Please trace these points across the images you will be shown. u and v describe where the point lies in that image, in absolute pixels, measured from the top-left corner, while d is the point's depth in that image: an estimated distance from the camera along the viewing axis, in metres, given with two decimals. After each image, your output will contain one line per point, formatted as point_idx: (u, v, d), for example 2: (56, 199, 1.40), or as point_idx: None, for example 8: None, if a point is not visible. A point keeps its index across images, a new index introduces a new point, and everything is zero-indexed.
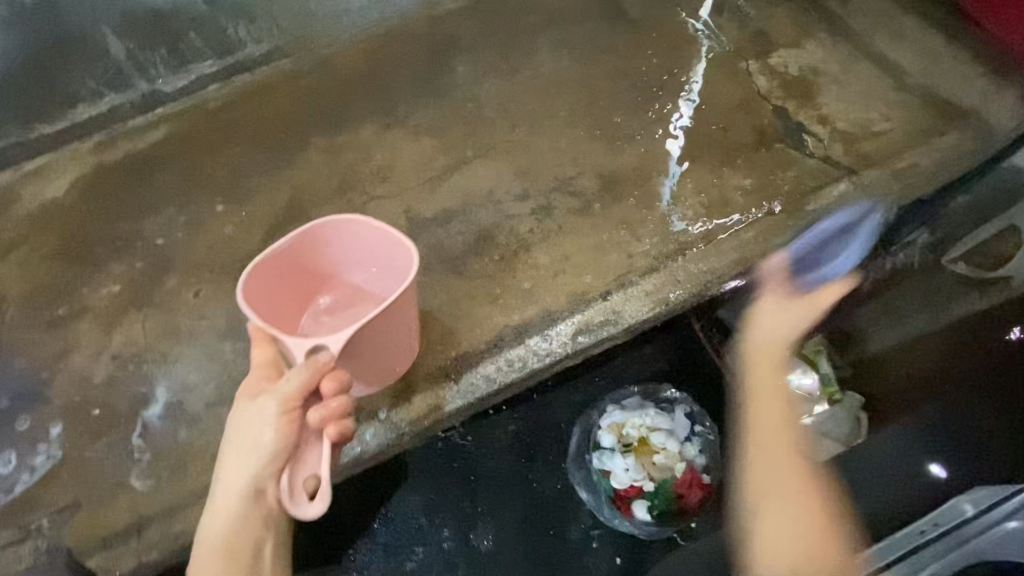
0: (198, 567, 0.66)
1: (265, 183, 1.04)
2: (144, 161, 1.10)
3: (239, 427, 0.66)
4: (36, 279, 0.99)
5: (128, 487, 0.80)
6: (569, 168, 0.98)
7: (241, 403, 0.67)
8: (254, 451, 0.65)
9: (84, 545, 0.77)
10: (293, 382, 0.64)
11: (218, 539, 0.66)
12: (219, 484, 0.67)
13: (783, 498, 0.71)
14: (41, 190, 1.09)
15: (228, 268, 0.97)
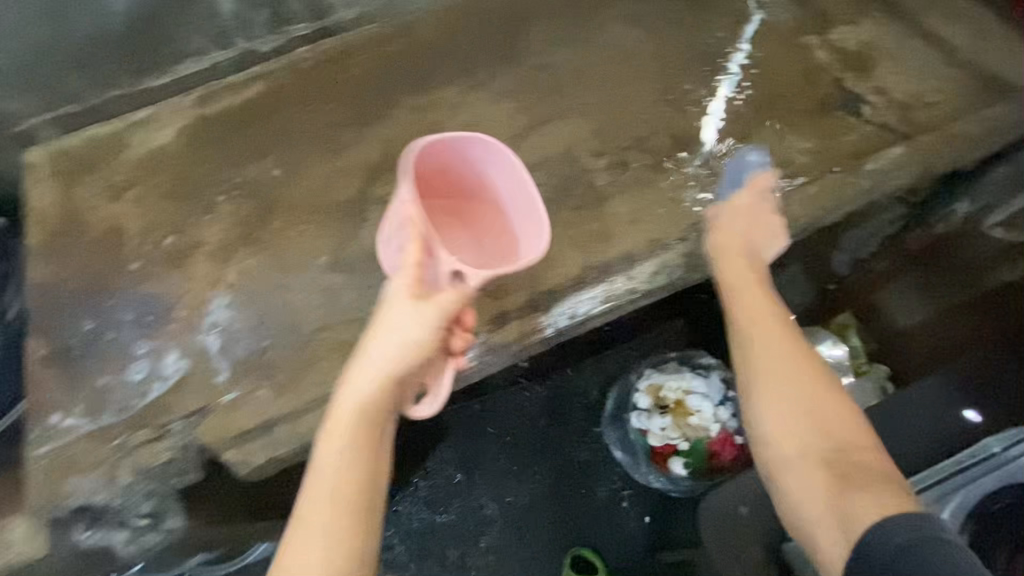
0: (333, 434, 0.79)
1: (358, 137, 1.13)
2: (243, 114, 1.19)
3: (393, 322, 0.81)
4: (152, 217, 1.09)
5: (253, 394, 0.91)
6: (642, 130, 1.07)
7: (398, 303, 0.81)
8: (407, 349, 0.80)
9: (220, 441, 0.89)
10: (451, 299, 0.80)
11: (355, 416, 0.80)
12: (364, 367, 0.81)
13: (819, 406, 0.84)
14: (148, 138, 1.19)
15: (329, 211, 1.06)
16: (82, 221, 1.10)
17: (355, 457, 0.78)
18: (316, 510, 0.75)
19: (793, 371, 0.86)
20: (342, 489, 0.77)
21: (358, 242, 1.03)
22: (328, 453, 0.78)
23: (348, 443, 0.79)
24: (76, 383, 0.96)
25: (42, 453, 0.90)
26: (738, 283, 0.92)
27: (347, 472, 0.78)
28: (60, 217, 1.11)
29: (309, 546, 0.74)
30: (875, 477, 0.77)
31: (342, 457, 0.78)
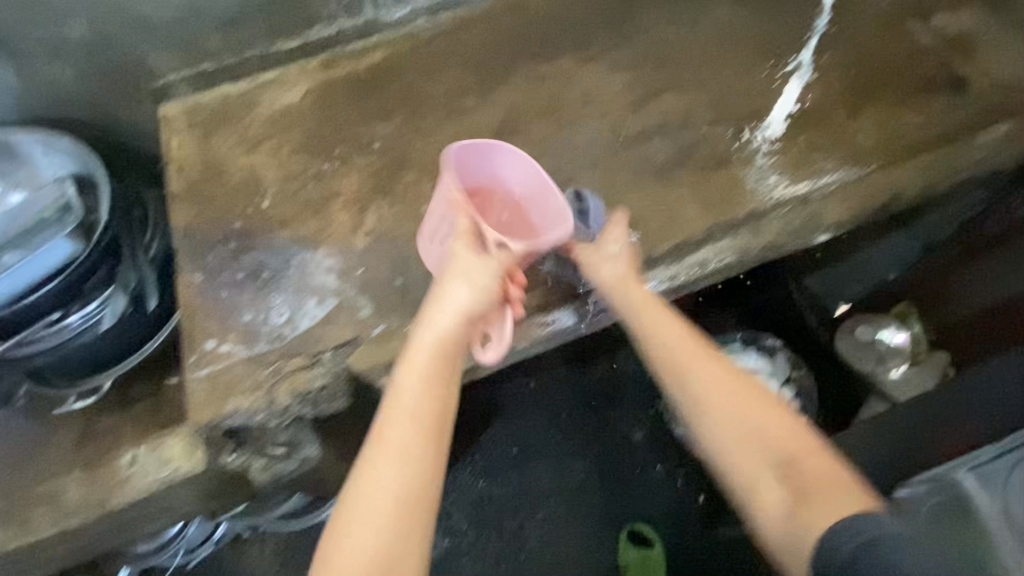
0: (409, 370, 0.81)
1: (480, 102, 1.20)
2: (367, 77, 1.26)
3: (465, 272, 0.87)
4: (288, 168, 1.16)
5: (400, 329, 1.00)
6: (756, 101, 1.12)
7: (471, 259, 0.88)
8: (479, 290, 0.86)
9: (374, 369, 0.97)
10: (504, 257, 0.89)
11: (433, 356, 0.82)
12: (440, 312, 0.85)
13: (761, 435, 0.82)
14: (278, 97, 1.25)
15: None
16: (221, 171, 1.17)
17: (429, 395, 0.79)
18: (394, 442, 0.75)
19: (718, 396, 0.85)
20: (416, 424, 0.76)
21: None
22: (401, 390, 0.79)
23: (424, 383, 0.80)
24: (227, 316, 1.02)
25: (201, 375, 0.96)
26: (661, 328, 0.90)
27: (425, 409, 0.78)
28: (200, 167, 1.18)
29: (390, 472, 0.73)
30: (829, 484, 0.78)
31: (416, 395, 0.79)
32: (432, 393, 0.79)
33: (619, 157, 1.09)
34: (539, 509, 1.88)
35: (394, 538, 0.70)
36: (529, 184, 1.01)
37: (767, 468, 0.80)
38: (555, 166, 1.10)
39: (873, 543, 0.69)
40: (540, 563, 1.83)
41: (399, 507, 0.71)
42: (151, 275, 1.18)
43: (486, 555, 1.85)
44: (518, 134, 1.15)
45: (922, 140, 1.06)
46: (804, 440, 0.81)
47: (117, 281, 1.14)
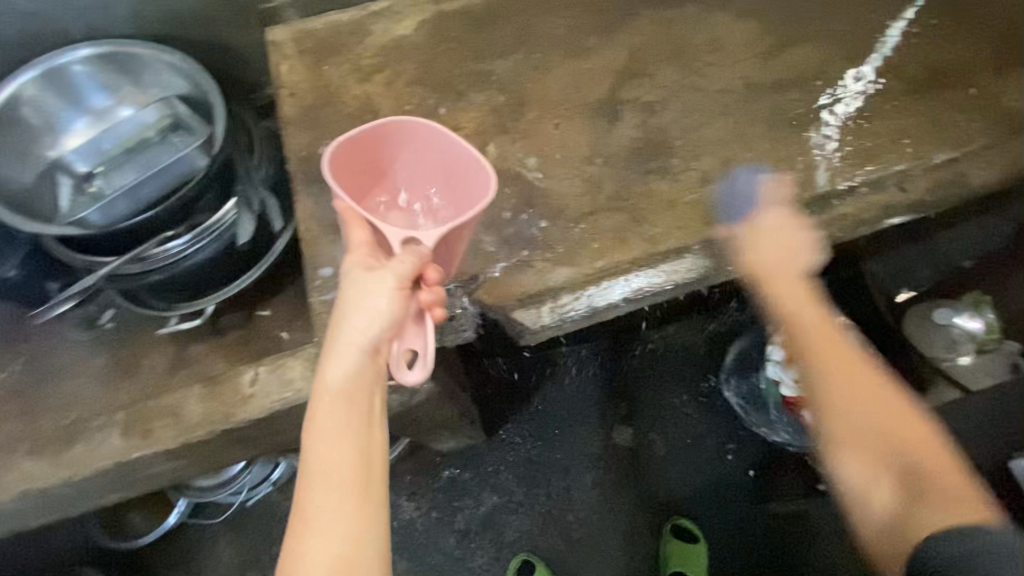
0: (322, 423, 0.77)
1: (602, 44, 1.17)
2: (482, 13, 1.22)
3: (368, 295, 0.80)
4: (404, 99, 1.13)
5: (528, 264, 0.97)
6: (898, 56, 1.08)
7: (363, 278, 0.81)
8: (378, 315, 0.79)
9: (502, 304, 0.95)
10: (408, 261, 0.81)
11: (340, 395, 0.77)
12: (340, 347, 0.79)
13: (896, 445, 0.79)
14: (390, 28, 1.22)
15: (580, 107, 1.10)
16: (336, 98, 1.15)
17: (348, 443, 0.76)
18: (324, 501, 0.72)
19: (851, 386, 0.83)
20: (343, 476, 0.74)
21: (615, 137, 1.06)
22: (321, 440, 0.76)
23: (340, 429, 0.76)
24: (349, 241, 1.00)
25: (327, 299, 0.95)
26: (789, 294, 0.87)
27: (346, 462, 0.75)
28: (314, 93, 1.15)
29: (329, 525, 0.72)
30: (954, 493, 0.74)
31: (334, 446, 0.75)
32: (347, 437, 0.76)
33: (751, 107, 1.06)
34: (588, 474, 1.88)
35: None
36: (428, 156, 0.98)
37: (885, 467, 0.79)
38: (686, 111, 1.07)
39: (984, 550, 0.66)
40: (588, 524, 1.84)
41: (343, 566, 0.70)
42: (273, 200, 1.16)
43: (540, 513, 1.86)
44: (643, 77, 1.12)
45: None
46: (938, 447, 0.79)
47: (239, 202, 1.11)
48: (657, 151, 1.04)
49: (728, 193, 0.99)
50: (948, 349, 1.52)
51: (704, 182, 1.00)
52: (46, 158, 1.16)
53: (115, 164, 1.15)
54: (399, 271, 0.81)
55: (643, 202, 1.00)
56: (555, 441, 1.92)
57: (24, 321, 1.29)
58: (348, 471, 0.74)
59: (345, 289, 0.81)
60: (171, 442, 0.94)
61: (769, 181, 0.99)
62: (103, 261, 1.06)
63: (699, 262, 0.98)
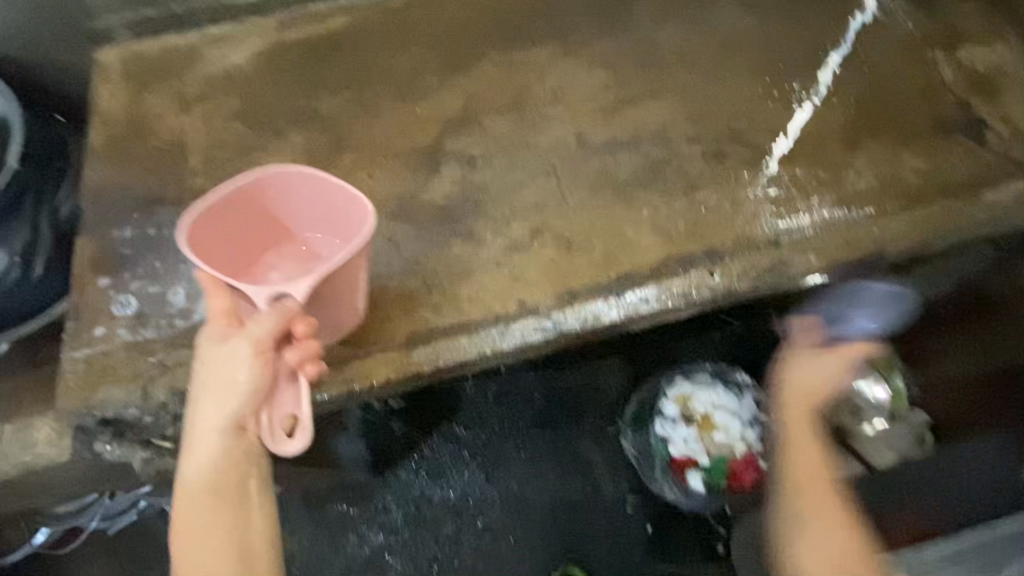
0: (189, 520, 0.80)
1: (442, 86, 1.08)
2: (323, 45, 1.15)
3: (224, 370, 0.76)
4: (218, 134, 1.06)
5: None
6: (787, 125, 0.99)
7: (218, 350, 0.76)
8: (235, 389, 0.76)
9: None
10: (267, 325, 0.75)
11: (201, 489, 0.79)
12: (197, 438, 0.78)
13: None
14: (225, 56, 1.15)
15: (400, 155, 1.02)
16: (148, 129, 1.07)
17: (221, 528, 0.80)
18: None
19: None
20: (219, 559, 0.79)
21: (430, 192, 0.98)
22: (190, 535, 0.80)
23: (209, 517, 0.80)
24: (117, 292, 0.92)
25: (77, 356, 0.87)
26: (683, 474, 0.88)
27: (214, 554, 0.79)
28: (125, 122, 1.08)
29: None
30: None
31: (204, 536, 0.80)
32: (217, 527, 0.80)
33: (577, 167, 0.97)
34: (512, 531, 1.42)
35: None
36: (320, 202, 0.89)
37: None
38: (509, 168, 0.99)
39: None
40: None
41: None
42: (47, 238, 1.06)
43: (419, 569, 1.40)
44: (473, 126, 1.04)
45: (919, 193, 0.94)
46: None
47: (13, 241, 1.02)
48: (469, 211, 0.95)
49: (531, 265, 0.90)
50: (855, 417, 1.25)
51: (508, 250, 0.92)
52: None
53: None
54: (249, 348, 0.75)
55: (439, 270, 0.92)
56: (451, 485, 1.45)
57: None
58: (222, 559, 0.79)
59: (201, 367, 0.78)
60: None
61: (574, 256, 0.90)
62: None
63: (488, 345, 0.87)
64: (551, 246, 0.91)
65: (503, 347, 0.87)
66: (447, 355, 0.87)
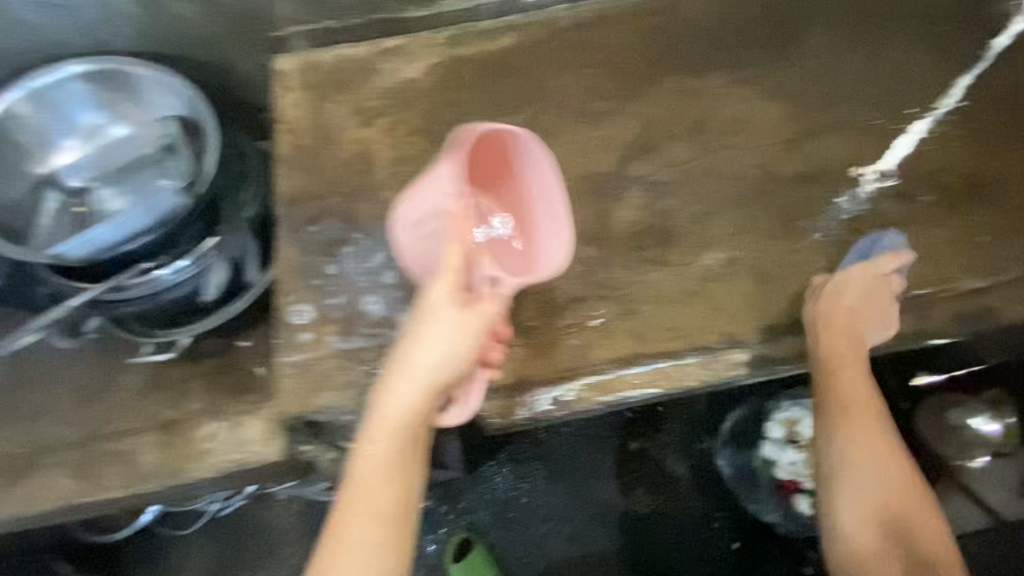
0: (375, 443, 0.85)
1: (616, 110, 1.09)
2: (495, 63, 1.16)
3: (449, 334, 0.83)
4: (401, 150, 1.09)
5: (505, 351, 0.91)
6: (872, 164, 1.02)
7: (448, 310, 0.83)
8: (456, 355, 0.83)
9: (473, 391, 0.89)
10: (490, 312, 0.84)
11: (394, 424, 0.84)
12: (410, 378, 0.84)
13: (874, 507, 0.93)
14: (398, 69, 1.17)
15: (584, 178, 1.03)
16: (332, 140, 1.11)
17: (392, 462, 0.85)
18: (364, 506, 0.85)
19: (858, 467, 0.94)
20: (382, 490, 0.85)
21: (617, 218, 0.99)
22: (374, 454, 0.85)
23: (386, 454, 0.85)
24: (321, 298, 0.97)
25: (291, 362, 0.92)
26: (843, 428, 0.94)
27: (381, 483, 0.85)
28: (310, 133, 1.11)
29: (369, 535, 0.84)
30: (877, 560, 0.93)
31: (379, 465, 0.85)
32: (392, 461, 0.85)
33: (765, 201, 1.00)
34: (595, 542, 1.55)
35: (369, 562, 0.84)
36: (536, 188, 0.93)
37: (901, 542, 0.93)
38: (693, 198, 1.00)
39: None
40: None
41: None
42: (253, 242, 1.11)
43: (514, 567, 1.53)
44: (654, 151, 1.05)
45: None
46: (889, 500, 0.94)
47: (222, 244, 1.09)
48: (658, 240, 0.97)
49: (728, 296, 0.93)
50: (961, 450, 1.34)
51: (702, 281, 0.94)
52: (37, 174, 1.13)
53: (106, 183, 1.15)
54: (474, 325, 0.83)
55: (634, 297, 0.93)
56: (542, 495, 1.57)
57: (11, 317, 1.35)
58: (386, 490, 0.85)
59: (431, 320, 0.83)
60: (119, 489, 0.93)
61: (766, 291, 0.93)
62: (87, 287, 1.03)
63: (695, 375, 0.89)
64: (746, 281, 0.94)
65: (699, 376, 0.90)
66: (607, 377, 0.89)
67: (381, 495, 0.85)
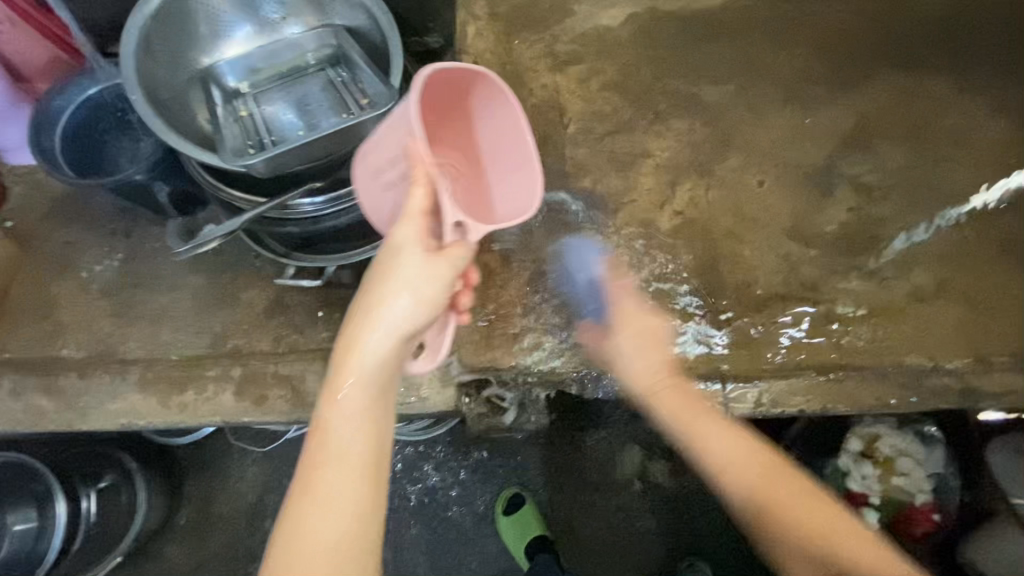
0: (347, 400, 0.70)
1: (828, 100, 1.01)
2: (699, 23, 1.06)
3: (416, 279, 0.69)
4: (594, 104, 1.01)
5: (703, 340, 0.89)
6: (995, 176, 0.97)
7: (418, 258, 0.70)
8: (416, 295, 0.69)
9: (668, 374, 0.88)
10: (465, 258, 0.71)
11: (370, 379, 0.71)
12: (379, 328, 0.70)
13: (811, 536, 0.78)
14: (594, 13, 1.07)
15: (792, 170, 0.97)
16: (522, 82, 1.02)
17: (364, 420, 0.71)
18: (337, 481, 0.68)
19: (728, 448, 0.83)
20: (353, 454, 0.69)
21: (824, 218, 0.95)
22: (339, 415, 0.70)
23: (364, 408, 0.71)
24: (511, 253, 0.92)
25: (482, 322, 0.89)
26: (690, 414, 0.85)
27: (359, 445, 0.70)
28: (498, 69, 1.03)
29: (336, 509, 0.67)
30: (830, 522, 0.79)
31: (354, 428, 0.70)
32: (365, 419, 0.70)
33: (983, 226, 0.95)
34: (637, 518, 1.50)
35: (347, 549, 0.66)
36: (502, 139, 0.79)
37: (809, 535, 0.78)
38: (904, 209, 0.95)
39: None
40: None
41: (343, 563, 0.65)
42: None
43: (558, 529, 1.50)
44: (866, 151, 0.99)
45: None
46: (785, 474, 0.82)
47: None
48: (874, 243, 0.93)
49: (934, 321, 0.90)
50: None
51: (910, 299, 0.91)
52: (199, 65, 1.06)
53: (267, 88, 1.07)
54: (445, 266, 0.71)
55: (834, 304, 0.91)
56: (598, 464, 1.52)
57: (127, 213, 1.27)
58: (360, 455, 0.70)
59: (394, 264, 0.70)
60: (286, 414, 0.95)
61: (980, 319, 0.91)
62: (223, 187, 1.00)
63: (893, 392, 0.88)
64: (958, 307, 0.91)
65: (899, 395, 0.88)
66: (783, 386, 0.88)
67: (353, 460, 0.69)
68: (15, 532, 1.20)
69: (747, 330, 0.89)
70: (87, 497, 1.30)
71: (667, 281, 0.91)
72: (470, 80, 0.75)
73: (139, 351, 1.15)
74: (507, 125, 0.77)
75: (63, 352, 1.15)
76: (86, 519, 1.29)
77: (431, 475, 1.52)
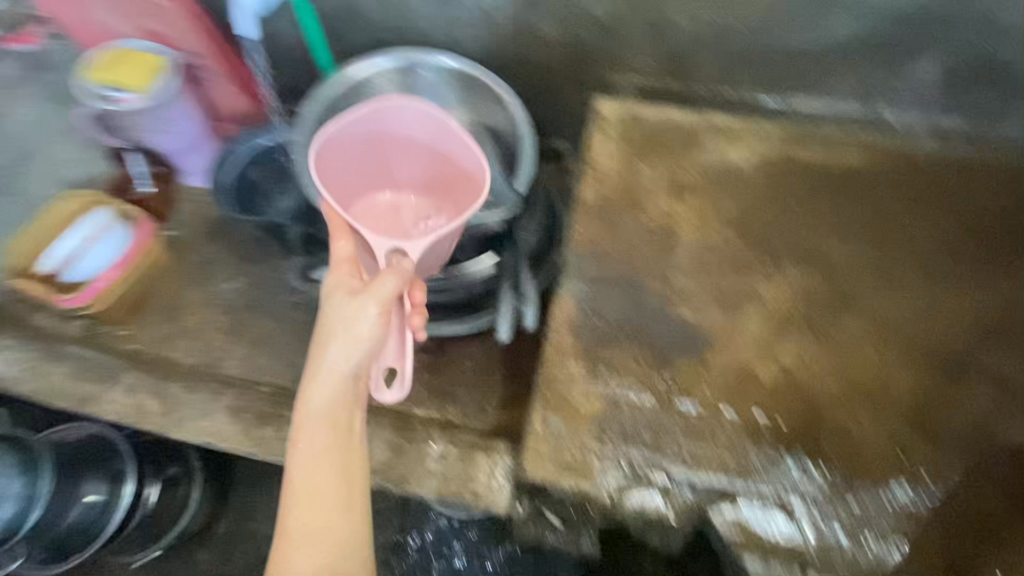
0: (303, 455, 0.72)
1: (969, 281, 0.94)
2: (834, 176, 1.04)
3: (351, 318, 0.73)
4: (709, 236, 1.01)
5: (787, 513, 0.81)
6: None
7: (350, 298, 0.74)
8: (353, 328, 0.72)
9: (742, 541, 0.81)
10: (392, 282, 0.73)
11: (323, 425, 0.73)
12: (323, 375, 0.73)
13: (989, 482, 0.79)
14: (725, 149, 1.09)
15: (918, 348, 0.89)
16: (640, 201, 1.05)
17: (327, 465, 0.72)
18: (310, 530, 0.70)
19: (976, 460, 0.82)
20: (325, 496, 0.71)
21: (953, 411, 0.85)
22: (303, 468, 0.72)
23: (324, 453, 0.73)
24: (595, 368, 0.91)
25: (552, 433, 0.87)
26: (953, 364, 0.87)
27: (327, 489, 0.72)
28: (619, 187, 1.06)
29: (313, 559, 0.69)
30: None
31: (317, 476, 0.72)
32: (326, 464, 0.72)
33: None
34: None
35: None
36: (408, 148, 0.96)
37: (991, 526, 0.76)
38: None
39: None
40: None
41: None
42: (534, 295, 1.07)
43: None
44: (1012, 345, 0.88)
45: None
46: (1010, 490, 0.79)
47: None
48: None
49: None
50: None
51: None
52: None
53: None
54: (376, 293, 0.73)
55: (952, 514, 0.80)
56: None
57: (260, 245, 1.43)
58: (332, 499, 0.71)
59: (330, 320, 0.74)
60: None
61: None
62: None
63: None
64: None
65: None
66: None
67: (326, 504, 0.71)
68: (84, 503, 1.28)
69: (840, 516, 0.81)
70: (152, 485, 1.38)
71: (758, 439, 0.85)
72: (364, 124, 0.89)
73: (236, 370, 1.26)
74: (404, 131, 0.93)
75: (175, 355, 1.28)
76: (144, 507, 1.37)
77: (458, 556, 1.46)
